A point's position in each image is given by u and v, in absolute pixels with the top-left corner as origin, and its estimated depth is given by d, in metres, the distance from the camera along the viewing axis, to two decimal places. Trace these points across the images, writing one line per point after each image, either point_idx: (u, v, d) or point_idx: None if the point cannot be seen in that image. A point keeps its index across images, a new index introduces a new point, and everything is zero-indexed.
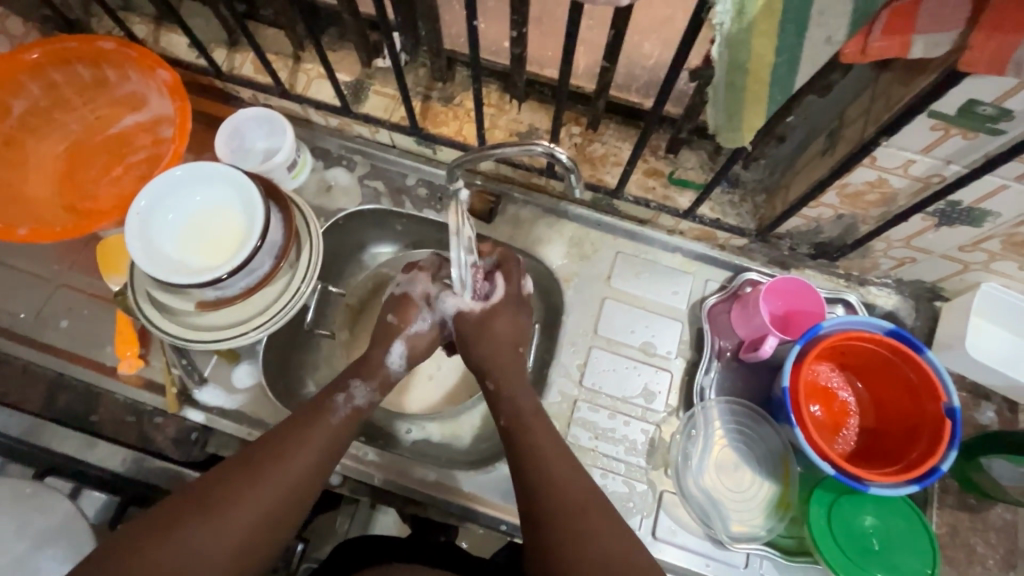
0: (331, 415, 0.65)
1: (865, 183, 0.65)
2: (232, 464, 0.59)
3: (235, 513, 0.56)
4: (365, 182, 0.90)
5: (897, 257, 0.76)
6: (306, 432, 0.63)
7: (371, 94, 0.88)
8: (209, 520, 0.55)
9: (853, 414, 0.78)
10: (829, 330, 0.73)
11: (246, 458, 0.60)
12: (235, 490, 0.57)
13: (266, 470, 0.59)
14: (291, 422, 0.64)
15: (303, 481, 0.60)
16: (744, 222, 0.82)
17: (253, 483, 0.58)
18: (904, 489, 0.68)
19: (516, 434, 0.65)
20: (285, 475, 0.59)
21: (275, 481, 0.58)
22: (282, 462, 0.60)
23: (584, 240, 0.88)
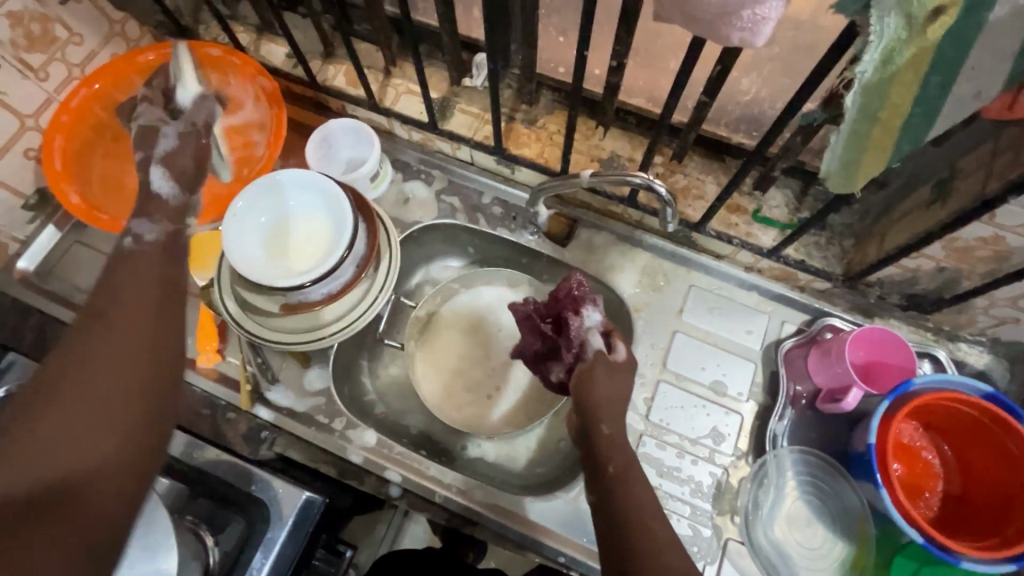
0: (151, 258, 0.61)
1: (977, 239, 0.62)
2: (49, 358, 0.51)
3: (45, 407, 0.47)
4: (441, 197, 0.92)
5: (998, 316, 0.72)
6: (141, 278, 0.58)
7: (456, 112, 0.90)
8: (26, 428, 0.46)
9: (938, 477, 0.74)
10: (920, 388, 0.70)
11: (83, 331, 0.52)
12: (76, 356, 0.50)
13: (99, 339, 0.51)
14: (109, 279, 0.57)
15: (152, 325, 0.54)
16: (830, 266, 0.79)
17: (87, 343, 0.51)
18: (1003, 568, 0.63)
19: (622, 496, 0.59)
20: (104, 341, 0.51)
21: (120, 339, 0.52)
22: (100, 328, 0.52)
23: (657, 270, 0.87)
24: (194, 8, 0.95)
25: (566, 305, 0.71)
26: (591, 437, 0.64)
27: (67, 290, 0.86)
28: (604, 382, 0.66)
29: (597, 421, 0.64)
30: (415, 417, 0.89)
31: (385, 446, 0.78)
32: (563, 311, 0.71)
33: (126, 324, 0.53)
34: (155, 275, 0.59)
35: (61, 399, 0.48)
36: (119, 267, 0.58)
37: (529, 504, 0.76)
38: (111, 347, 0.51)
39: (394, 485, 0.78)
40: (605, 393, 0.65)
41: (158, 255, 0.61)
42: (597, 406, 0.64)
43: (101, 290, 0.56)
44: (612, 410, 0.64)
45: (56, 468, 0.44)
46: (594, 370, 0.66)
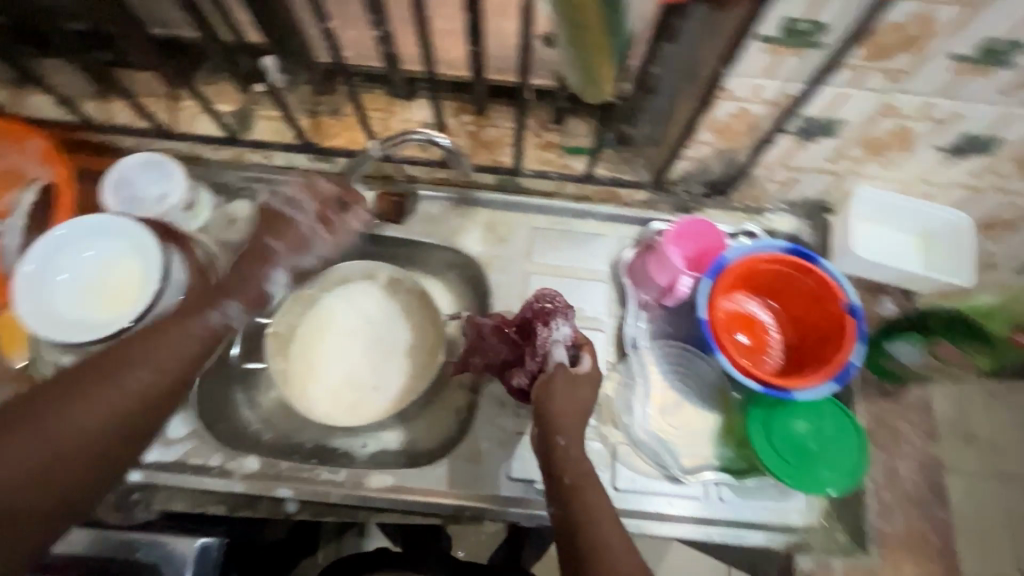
0: (182, 338, 0.64)
1: (729, 116, 0.69)
2: (69, 375, 0.58)
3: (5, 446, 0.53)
4: (270, 209, 0.90)
5: (781, 180, 0.81)
6: (160, 346, 0.62)
7: (258, 120, 0.88)
8: (59, 412, 0.55)
9: (775, 333, 0.83)
10: (734, 260, 0.78)
11: (106, 366, 0.59)
12: (76, 394, 0.57)
13: (91, 390, 0.57)
14: (141, 338, 0.63)
15: (130, 404, 0.59)
16: (641, 176, 0.86)
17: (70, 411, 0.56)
18: (827, 388, 0.73)
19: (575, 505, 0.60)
20: (145, 365, 0.60)
21: (111, 387, 0.58)
22: (116, 374, 0.59)
23: (498, 223, 0.90)
24: None
25: (538, 317, 0.72)
26: (549, 449, 0.65)
27: None
28: (563, 394, 0.66)
29: (553, 438, 0.65)
30: (306, 432, 0.87)
31: (271, 467, 0.75)
32: (534, 323, 0.72)
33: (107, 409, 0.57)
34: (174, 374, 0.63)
35: (17, 429, 0.54)
36: (155, 327, 0.63)
37: (426, 473, 0.76)
38: (110, 392, 0.58)
39: (289, 501, 0.75)
40: (568, 414, 0.66)
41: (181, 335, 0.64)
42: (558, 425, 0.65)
43: (136, 344, 0.62)
44: (570, 422, 0.65)
45: (65, 471, 0.54)
46: (554, 381, 0.67)
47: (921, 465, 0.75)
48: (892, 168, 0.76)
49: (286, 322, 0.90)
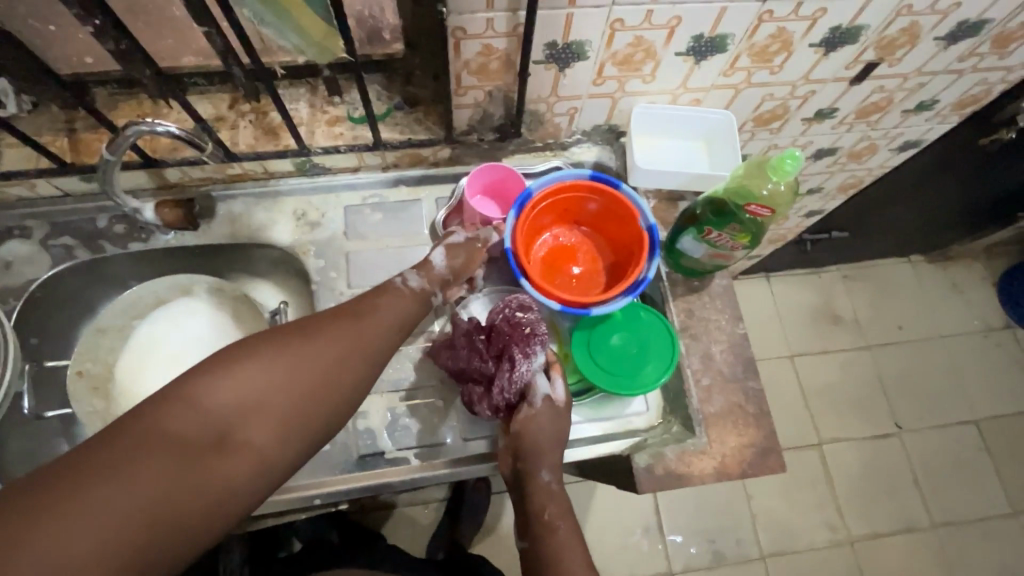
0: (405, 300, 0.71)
1: (479, 55, 0.70)
2: (257, 348, 0.58)
3: (177, 420, 0.52)
4: (50, 242, 0.82)
5: (564, 112, 0.84)
6: (347, 330, 0.63)
7: (6, 149, 0.79)
8: (150, 421, 0.50)
9: (594, 260, 0.88)
10: (537, 191, 0.82)
11: (264, 348, 0.58)
12: (247, 355, 0.57)
13: (249, 366, 0.56)
14: (337, 317, 0.64)
15: (343, 361, 0.61)
16: (434, 133, 0.86)
17: (220, 395, 0.54)
18: (623, 301, 0.76)
19: (543, 536, 0.64)
20: (261, 375, 0.56)
21: (305, 360, 0.59)
22: (252, 371, 0.56)
23: (307, 208, 0.88)
24: None
25: (517, 340, 0.70)
26: (530, 479, 0.68)
27: None
28: (546, 422, 0.70)
29: (524, 463, 0.69)
30: None
31: None
32: (512, 344, 0.70)
33: (232, 407, 0.54)
34: (368, 353, 0.63)
35: (170, 410, 0.52)
36: (315, 325, 0.62)
37: None
38: (259, 378, 0.56)
39: None
40: (542, 437, 0.69)
41: (395, 304, 0.69)
42: (528, 453, 0.69)
43: (326, 321, 0.63)
44: (552, 455, 0.69)
45: (247, 467, 0.53)
46: (538, 417, 0.69)
47: (732, 346, 0.81)
48: (652, 81, 0.80)
49: (97, 359, 0.84)
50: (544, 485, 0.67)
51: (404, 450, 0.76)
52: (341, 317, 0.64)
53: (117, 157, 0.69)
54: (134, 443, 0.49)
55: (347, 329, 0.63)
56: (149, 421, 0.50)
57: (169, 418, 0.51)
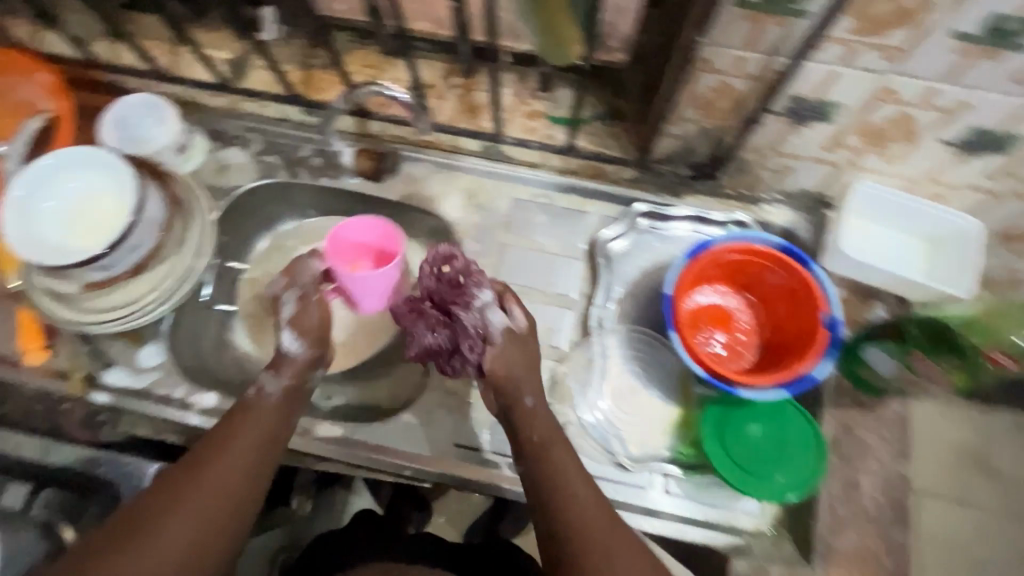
0: (269, 410, 0.64)
1: (712, 90, 0.65)
2: (164, 484, 0.56)
3: (171, 524, 0.53)
4: (260, 158, 0.92)
5: (774, 168, 0.76)
6: (251, 426, 0.62)
7: (253, 69, 0.89)
8: (157, 526, 0.53)
9: (749, 333, 0.79)
10: (718, 245, 0.74)
11: (205, 455, 0.58)
12: (214, 457, 0.58)
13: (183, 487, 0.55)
14: (223, 428, 0.61)
15: (242, 470, 0.58)
16: (626, 153, 0.83)
17: (193, 484, 0.56)
18: (775, 394, 0.68)
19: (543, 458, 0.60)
20: (188, 506, 0.54)
21: (208, 497, 0.55)
22: (213, 471, 0.57)
23: (479, 190, 0.89)
24: None
25: (450, 294, 0.67)
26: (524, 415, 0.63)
27: None
28: (515, 352, 0.67)
29: (537, 443, 0.61)
30: None
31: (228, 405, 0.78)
32: (450, 303, 0.67)
33: (218, 487, 0.56)
34: (269, 449, 0.62)
35: (167, 514, 0.54)
36: (233, 422, 0.62)
37: (370, 428, 0.76)
38: (193, 487, 0.56)
39: None
40: (540, 429, 0.62)
41: (272, 411, 0.64)
42: (522, 416, 0.64)
43: (215, 436, 0.60)
44: (546, 420, 0.63)
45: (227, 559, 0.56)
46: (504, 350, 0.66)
47: (888, 482, 0.70)
48: (894, 162, 0.69)
49: (263, 269, 0.92)
50: (591, 515, 0.56)
51: (499, 455, 0.76)
52: (245, 408, 0.64)
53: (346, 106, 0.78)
54: (156, 518, 0.53)
55: (253, 417, 0.63)
56: (158, 523, 0.53)
57: (167, 525, 0.53)
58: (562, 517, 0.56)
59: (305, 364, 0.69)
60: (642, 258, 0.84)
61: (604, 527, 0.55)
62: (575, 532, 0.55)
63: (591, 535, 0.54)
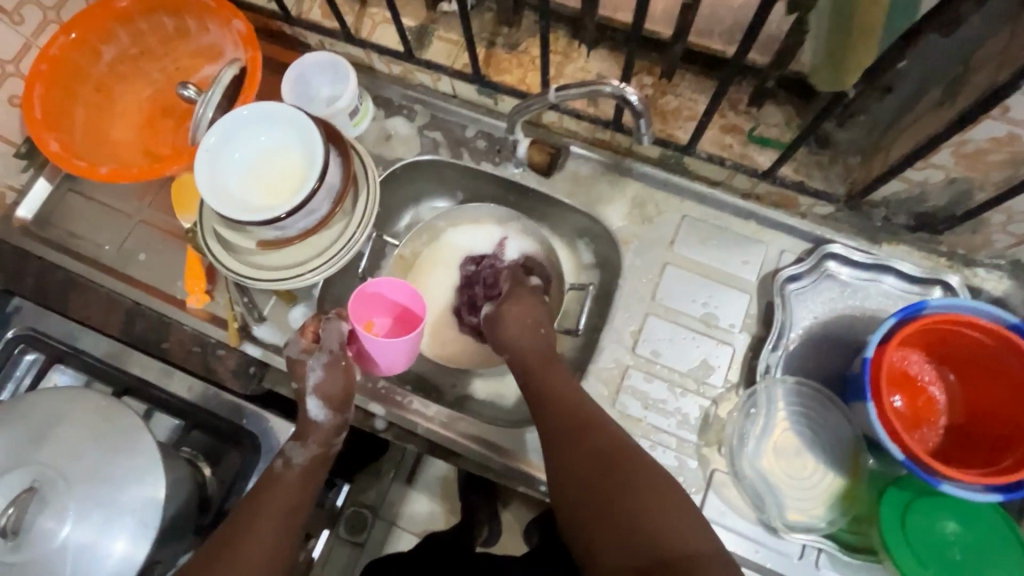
0: (289, 486, 0.65)
1: (989, 140, 0.55)
2: (229, 533, 0.61)
3: None
4: (424, 132, 0.89)
5: (1017, 233, 0.65)
6: (270, 507, 0.63)
7: (434, 40, 0.85)
8: None
9: (940, 410, 0.70)
10: (935, 310, 0.65)
11: (240, 522, 0.61)
12: (225, 541, 0.60)
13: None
14: (249, 504, 0.63)
15: (267, 561, 0.60)
16: (832, 186, 0.73)
17: (228, 562, 0.58)
18: (984, 497, 0.59)
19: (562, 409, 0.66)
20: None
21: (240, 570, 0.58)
22: (248, 544, 0.60)
23: (647, 201, 0.82)
24: None
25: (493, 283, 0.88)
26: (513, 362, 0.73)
27: (62, 237, 0.88)
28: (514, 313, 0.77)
29: (536, 361, 0.72)
30: None
31: (370, 382, 0.78)
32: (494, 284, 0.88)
33: (247, 564, 0.59)
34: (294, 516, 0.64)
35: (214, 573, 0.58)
36: (255, 495, 0.64)
37: (511, 434, 0.75)
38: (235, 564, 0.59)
39: (379, 417, 0.78)
40: (557, 383, 0.68)
41: (293, 485, 0.66)
42: (541, 386, 0.69)
43: (239, 518, 0.62)
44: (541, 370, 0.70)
45: None
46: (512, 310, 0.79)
47: None
48: None
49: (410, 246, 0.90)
50: (555, 412, 0.65)
51: None
52: (260, 485, 0.65)
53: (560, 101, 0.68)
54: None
55: (273, 490, 0.64)
56: None
57: None
58: (548, 406, 0.66)
59: (333, 431, 0.70)
60: (823, 305, 0.75)
61: (566, 425, 0.64)
62: (554, 413, 0.65)
63: (581, 432, 0.62)
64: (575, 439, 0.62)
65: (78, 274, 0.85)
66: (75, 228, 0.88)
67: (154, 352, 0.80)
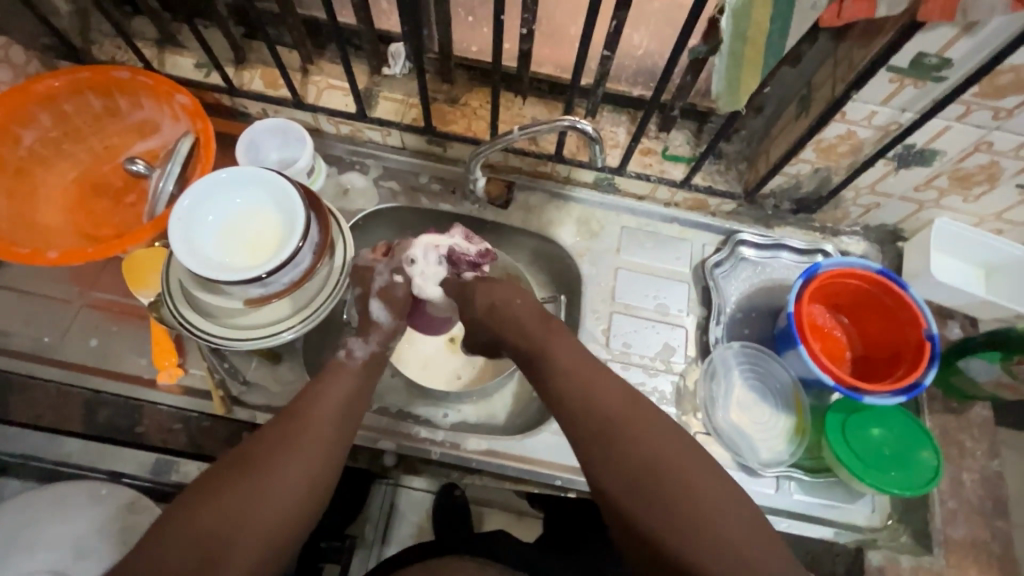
0: (351, 372, 0.72)
1: (836, 137, 0.76)
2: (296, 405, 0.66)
3: (290, 437, 0.62)
4: (380, 183, 0.96)
5: (865, 204, 0.88)
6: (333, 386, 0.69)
7: (381, 100, 0.93)
8: (278, 444, 0.61)
9: (846, 347, 0.89)
10: (826, 268, 0.84)
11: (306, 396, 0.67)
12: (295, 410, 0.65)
13: (283, 439, 0.62)
14: (313, 386, 0.69)
15: (331, 431, 0.65)
16: (732, 187, 0.92)
17: (300, 423, 0.64)
18: (894, 399, 0.77)
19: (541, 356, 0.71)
20: (294, 449, 0.61)
21: (310, 435, 0.63)
22: (318, 408, 0.66)
23: (590, 218, 0.95)
24: (81, 27, 0.91)
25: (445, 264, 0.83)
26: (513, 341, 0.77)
27: None
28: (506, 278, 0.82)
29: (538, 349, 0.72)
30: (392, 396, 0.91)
31: (374, 421, 0.79)
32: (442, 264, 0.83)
33: (321, 423, 0.64)
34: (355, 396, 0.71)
35: (287, 432, 0.63)
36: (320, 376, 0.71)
37: (519, 442, 0.80)
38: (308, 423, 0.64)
39: (387, 454, 0.79)
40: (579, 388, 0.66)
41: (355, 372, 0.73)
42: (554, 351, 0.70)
43: (304, 397, 0.67)
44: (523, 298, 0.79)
45: (322, 465, 0.62)
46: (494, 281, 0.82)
47: (984, 478, 0.81)
48: (972, 202, 0.82)
49: None
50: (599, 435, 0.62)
51: None
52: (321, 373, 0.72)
53: (521, 138, 0.78)
54: (282, 442, 0.62)
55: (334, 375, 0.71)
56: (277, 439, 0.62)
57: (293, 436, 0.62)
58: (590, 423, 0.63)
59: (386, 334, 0.79)
60: (743, 282, 0.92)
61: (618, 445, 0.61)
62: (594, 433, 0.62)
63: (619, 454, 0.61)
64: (616, 467, 0.60)
65: (17, 373, 0.77)
66: (2, 326, 0.80)
67: (129, 439, 0.76)
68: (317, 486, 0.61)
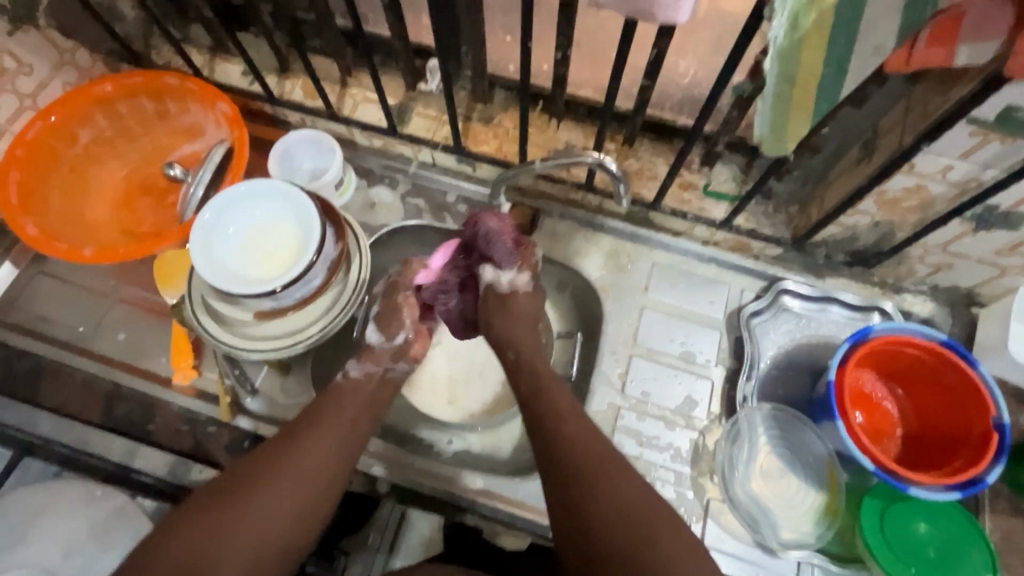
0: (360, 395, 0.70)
1: (902, 189, 0.67)
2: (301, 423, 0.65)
3: (289, 459, 0.61)
4: (407, 199, 0.94)
5: (933, 263, 0.77)
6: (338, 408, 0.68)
7: (414, 116, 0.92)
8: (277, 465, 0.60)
9: (895, 423, 0.79)
10: (878, 333, 0.75)
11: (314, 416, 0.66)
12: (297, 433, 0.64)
13: (278, 462, 0.61)
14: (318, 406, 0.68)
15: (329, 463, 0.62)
16: (779, 232, 0.85)
17: (298, 449, 0.62)
18: (947, 495, 0.67)
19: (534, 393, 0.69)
20: (287, 474, 0.60)
21: (302, 462, 0.61)
22: (319, 431, 0.64)
23: (620, 251, 0.89)
24: (143, 33, 0.95)
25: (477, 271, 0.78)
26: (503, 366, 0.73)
27: (29, 320, 0.84)
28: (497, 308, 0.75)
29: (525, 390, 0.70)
30: (398, 418, 0.89)
31: (370, 444, 0.78)
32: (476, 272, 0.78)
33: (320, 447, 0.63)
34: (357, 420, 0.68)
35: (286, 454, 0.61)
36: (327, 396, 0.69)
37: (514, 484, 0.77)
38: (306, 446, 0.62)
39: (380, 480, 0.78)
40: (590, 451, 0.61)
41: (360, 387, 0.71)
42: (556, 405, 0.66)
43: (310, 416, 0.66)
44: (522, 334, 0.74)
45: (311, 490, 0.60)
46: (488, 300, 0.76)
47: None
48: None
49: None
50: (623, 522, 0.56)
51: None
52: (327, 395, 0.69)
53: (544, 170, 0.75)
54: (283, 459, 0.61)
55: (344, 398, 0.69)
56: (279, 459, 0.61)
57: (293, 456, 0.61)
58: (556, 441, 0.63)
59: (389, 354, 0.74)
60: (783, 336, 0.84)
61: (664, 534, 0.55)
62: (608, 534, 0.55)
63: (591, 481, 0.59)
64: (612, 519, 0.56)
65: (50, 359, 0.82)
66: (42, 312, 0.85)
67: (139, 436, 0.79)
68: (309, 514, 0.59)
